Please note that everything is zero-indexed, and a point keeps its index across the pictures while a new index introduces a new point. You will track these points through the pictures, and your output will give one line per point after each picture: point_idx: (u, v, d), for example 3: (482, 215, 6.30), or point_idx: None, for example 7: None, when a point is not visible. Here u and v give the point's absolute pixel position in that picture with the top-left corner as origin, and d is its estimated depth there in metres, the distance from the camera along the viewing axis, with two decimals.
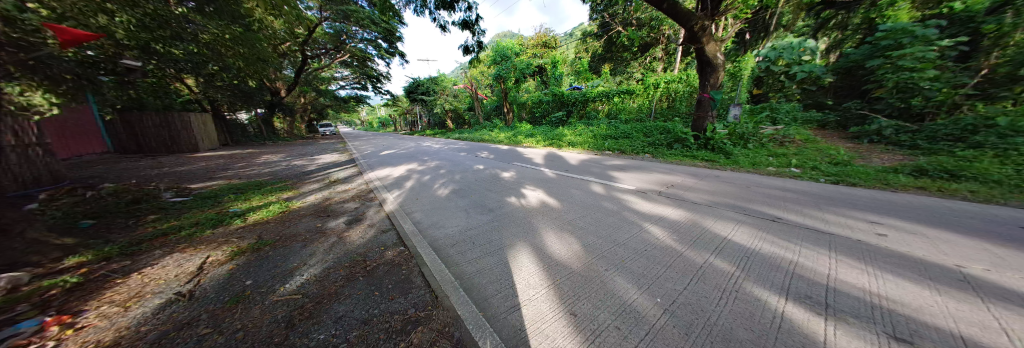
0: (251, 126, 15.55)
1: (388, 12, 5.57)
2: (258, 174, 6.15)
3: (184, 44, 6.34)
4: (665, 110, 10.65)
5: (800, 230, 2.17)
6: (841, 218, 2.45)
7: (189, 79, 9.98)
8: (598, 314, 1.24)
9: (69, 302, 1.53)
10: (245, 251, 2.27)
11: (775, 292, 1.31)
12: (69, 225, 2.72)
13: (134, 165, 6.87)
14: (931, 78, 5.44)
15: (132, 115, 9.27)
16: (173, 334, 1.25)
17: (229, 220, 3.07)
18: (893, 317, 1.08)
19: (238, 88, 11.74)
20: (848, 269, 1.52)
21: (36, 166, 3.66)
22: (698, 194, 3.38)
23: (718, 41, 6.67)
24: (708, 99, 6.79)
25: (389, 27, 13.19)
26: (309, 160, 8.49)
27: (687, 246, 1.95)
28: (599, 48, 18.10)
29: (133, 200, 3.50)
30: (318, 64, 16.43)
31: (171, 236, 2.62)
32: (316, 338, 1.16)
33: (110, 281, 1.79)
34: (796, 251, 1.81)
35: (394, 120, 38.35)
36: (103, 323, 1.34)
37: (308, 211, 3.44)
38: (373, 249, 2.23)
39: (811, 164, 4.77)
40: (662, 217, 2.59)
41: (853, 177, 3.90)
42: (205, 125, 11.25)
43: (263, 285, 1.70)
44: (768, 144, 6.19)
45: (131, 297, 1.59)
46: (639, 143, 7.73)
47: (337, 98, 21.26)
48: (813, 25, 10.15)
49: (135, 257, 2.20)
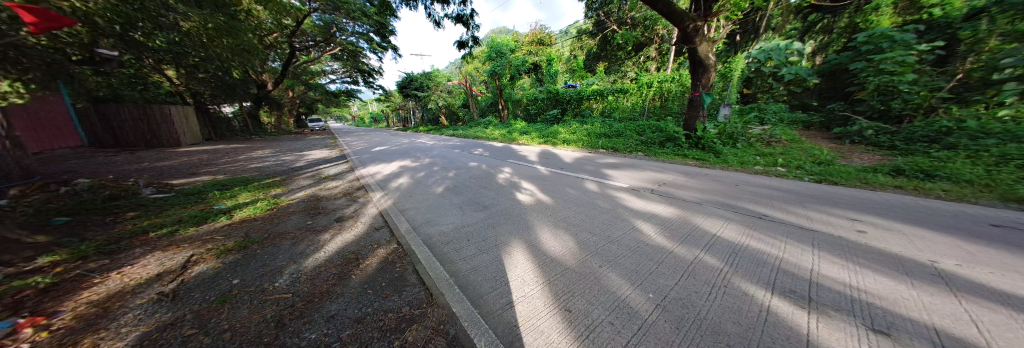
0: (236, 120, 15.03)
1: (382, 5, 5.41)
2: (243, 170, 5.94)
3: (163, 34, 6.03)
4: (657, 109, 10.81)
5: (786, 228, 2.23)
6: (824, 215, 2.54)
7: (169, 69, 9.60)
8: (592, 310, 1.25)
9: (42, 303, 1.46)
10: (231, 249, 2.20)
11: (762, 287, 1.35)
12: (40, 223, 2.58)
13: (109, 161, 6.55)
14: (910, 81, 5.66)
15: (108, 107, 8.81)
16: (157, 335, 1.20)
17: (214, 217, 2.98)
18: (872, 310, 1.13)
19: (221, 80, 11.30)
20: (830, 265, 1.57)
21: (3, 160, 3.49)
22: (689, 192, 3.45)
23: (710, 42, 6.77)
24: (699, 99, 6.91)
25: (381, 20, 12.92)
26: (298, 156, 8.27)
27: (678, 242, 1.99)
28: (594, 46, 18.39)
29: (111, 196, 3.34)
30: (306, 57, 15.97)
31: (153, 234, 2.52)
32: (306, 338, 1.14)
33: (87, 281, 1.71)
34: (782, 247, 1.86)
35: (388, 116, 37.78)
36: (82, 324, 1.29)
37: (297, 208, 3.35)
38: (366, 247, 2.20)
39: (796, 163, 4.93)
40: (653, 214, 2.64)
41: (835, 176, 4.06)
42: (187, 119, 10.82)
43: (253, 284, 1.65)
44: (755, 144, 6.37)
45: (110, 298, 1.52)
46: (632, 142, 7.83)
47: (327, 92, 20.75)
48: (801, 28, 10.42)
49: (114, 255, 2.11)
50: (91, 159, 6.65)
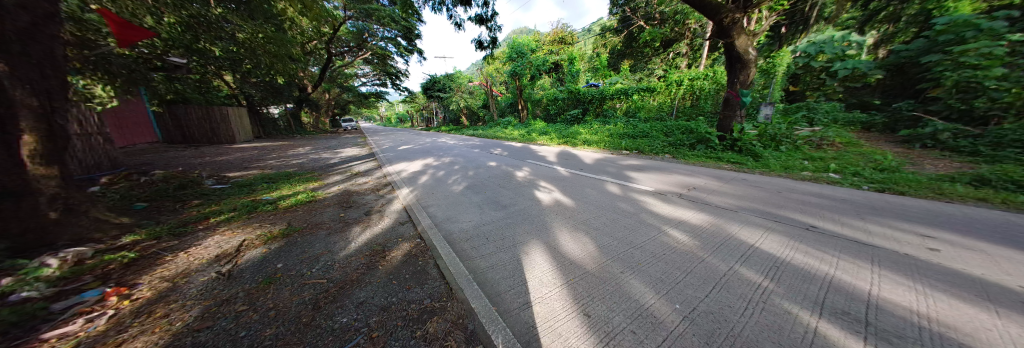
0: (280, 120, 16.59)
1: (408, 10, 5.63)
2: (287, 165, 6.54)
3: (222, 44, 6.79)
4: (687, 109, 10.20)
5: (838, 241, 2.00)
6: (885, 229, 2.24)
7: (228, 75, 10.85)
8: (613, 317, 1.21)
9: (125, 276, 1.72)
10: (276, 236, 2.43)
11: (807, 306, 1.22)
12: (126, 207, 3.04)
13: (179, 155, 7.53)
14: (999, 76, 4.82)
15: (178, 108, 10.11)
16: (214, 309, 1.37)
17: (262, 206, 3.32)
18: (945, 339, 0.98)
19: (269, 84, 12.52)
20: (894, 286, 1.38)
21: (97, 153, 4.17)
22: (722, 198, 3.21)
23: (750, 35, 6.23)
24: (736, 98, 6.42)
25: (409, 25, 13.53)
26: (333, 153, 8.92)
27: (709, 252, 1.86)
28: (619, 43, 17.78)
29: (180, 185, 3.84)
30: (341, 62, 17.17)
31: (211, 220, 2.86)
32: (339, 321, 1.23)
33: (160, 258, 1.99)
34: (833, 262, 1.67)
35: (412, 116, 39.41)
36: (154, 295, 1.50)
37: (332, 201, 3.62)
38: (392, 240, 2.31)
39: (853, 169, 4.38)
40: (681, 221, 2.49)
41: (900, 185, 3.55)
42: (241, 118, 12.07)
43: (293, 269, 1.81)
44: (803, 147, 5.77)
45: (177, 274, 1.76)
46: (659, 143, 7.47)
47: (359, 94, 22.17)
48: (861, 18, 9.28)
49: (181, 237, 2.42)
50: (165, 153, 7.69)
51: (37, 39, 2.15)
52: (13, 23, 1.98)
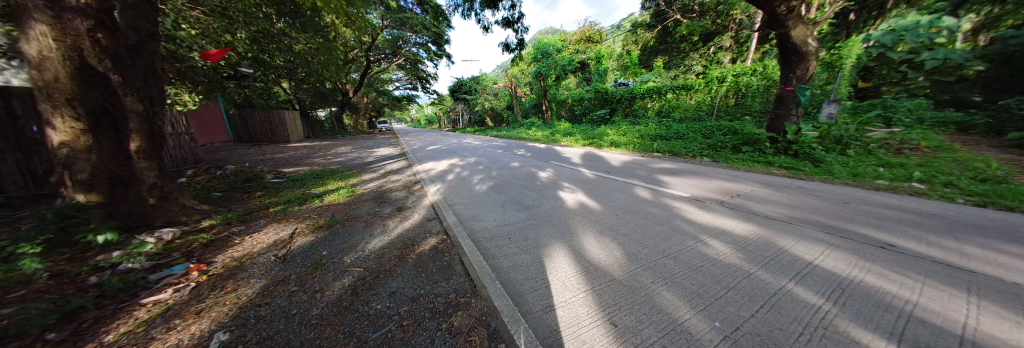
0: (326, 122, 18.31)
1: (439, 17, 5.90)
2: (329, 163, 7.18)
3: (281, 55, 7.71)
4: (729, 108, 9.32)
5: (924, 264, 1.68)
6: (993, 252, 1.83)
7: (285, 83, 12.29)
8: (642, 328, 1.15)
9: (204, 255, 2.03)
10: (321, 226, 2.70)
11: (879, 335, 1.05)
12: (206, 196, 3.58)
13: (246, 152, 8.70)
14: None
15: (246, 111, 11.67)
16: (272, 287, 1.56)
17: (311, 199, 3.69)
18: None
19: (317, 89, 13.90)
20: (1007, 321, 1.12)
21: (184, 150, 4.96)
22: (772, 207, 2.87)
23: (809, 24, 5.52)
24: (791, 94, 5.72)
25: (439, 31, 14.13)
26: (369, 152, 9.64)
27: (755, 266, 1.68)
28: (652, 39, 16.84)
29: (247, 178, 4.42)
30: (378, 68, 18.49)
31: (270, 210, 3.26)
32: (374, 308, 1.33)
33: (230, 241, 2.31)
34: (917, 288, 1.41)
35: (440, 118, 41.14)
36: (225, 273, 1.74)
37: (368, 196, 3.92)
38: (420, 235, 2.43)
39: (944, 178, 3.67)
40: (723, 231, 2.27)
41: (1010, 199, 2.90)
42: (294, 120, 13.57)
43: (335, 257, 1.99)
44: (877, 151, 4.96)
45: (242, 255, 2.03)
46: (696, 145, 6.93)
47: (393, 97, 23.70)
48: None
49: (247, 224, 2.79)
50: (234, 151, 8.93)
51: (142, 55, 2.65)
52: (126, 42, 2.46)
